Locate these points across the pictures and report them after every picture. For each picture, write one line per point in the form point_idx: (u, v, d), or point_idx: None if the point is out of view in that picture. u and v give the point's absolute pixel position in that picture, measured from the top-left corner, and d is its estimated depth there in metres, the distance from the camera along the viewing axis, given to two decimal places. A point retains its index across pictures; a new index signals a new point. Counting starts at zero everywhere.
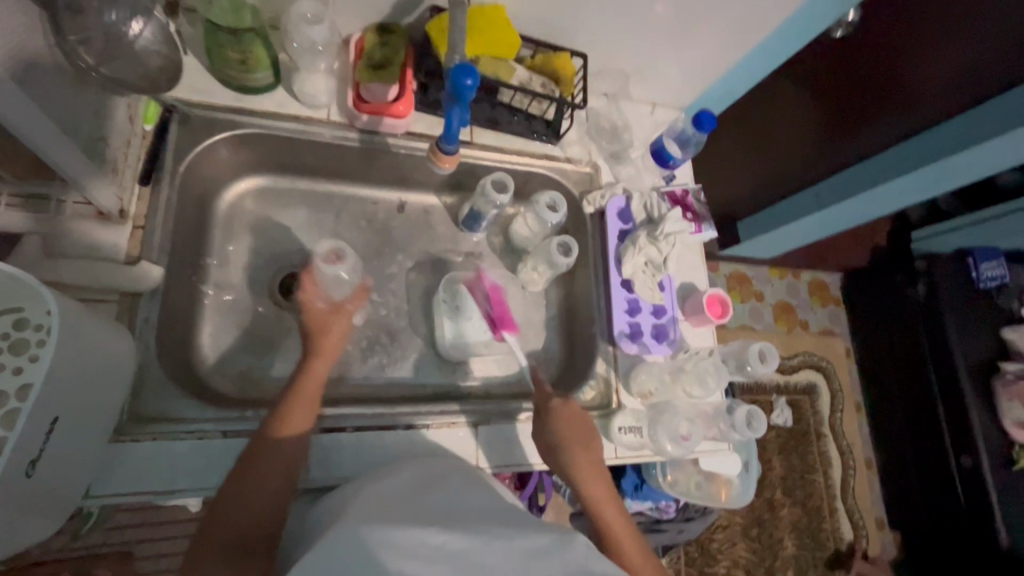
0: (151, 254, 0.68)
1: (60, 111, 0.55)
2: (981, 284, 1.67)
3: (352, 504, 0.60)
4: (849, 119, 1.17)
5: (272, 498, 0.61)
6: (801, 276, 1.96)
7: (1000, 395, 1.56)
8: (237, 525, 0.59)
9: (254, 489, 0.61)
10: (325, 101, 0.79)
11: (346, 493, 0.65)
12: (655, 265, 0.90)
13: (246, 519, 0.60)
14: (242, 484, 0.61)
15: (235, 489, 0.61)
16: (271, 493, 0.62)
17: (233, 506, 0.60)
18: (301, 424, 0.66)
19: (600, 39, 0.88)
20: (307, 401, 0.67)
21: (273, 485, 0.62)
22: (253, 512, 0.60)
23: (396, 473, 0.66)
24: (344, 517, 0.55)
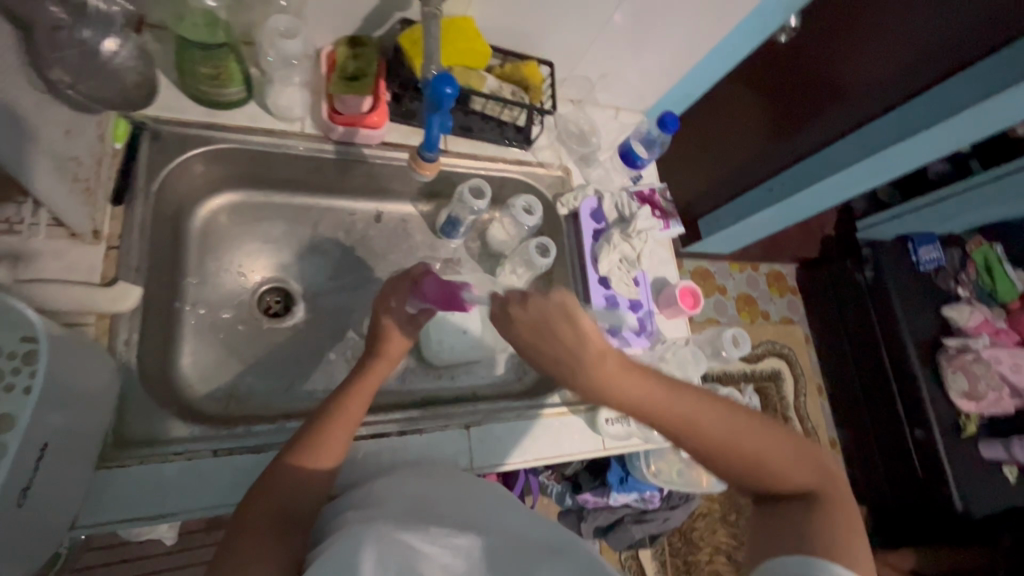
0: (129, 274, 0.67)
1: (35, 132, 0.54)
2: (921, 266, 1.81)
3: (355, 513, 0.60)
4: (799, 114, 1.24)
5: (302, 505, 0.61)
6: (759, 269, 2.05)
7: (946, 368, 1.71)
8: (277, 506, 0.58)
9: (296, 478, 0.61)
10: (299, 114, 0.79)
11: (350, 500, 0.65)
12: (629, 262, 0.93)
13: (286, 502, 0.59)
14: (288, 470, 0.61)
15: (281, 474, 0.61)
16: (307, 487, 0.62)
17: (273, 488, 0.60)
18: (352, 425, 0.66)
19: (565, 49, 0.92)
20: (362, 405, 0.67)
21: (312, 480, 0.62)
22: (291, 504, 0.60)
23: (413, 475, 0.68)
24: (349, 526, 0.56)
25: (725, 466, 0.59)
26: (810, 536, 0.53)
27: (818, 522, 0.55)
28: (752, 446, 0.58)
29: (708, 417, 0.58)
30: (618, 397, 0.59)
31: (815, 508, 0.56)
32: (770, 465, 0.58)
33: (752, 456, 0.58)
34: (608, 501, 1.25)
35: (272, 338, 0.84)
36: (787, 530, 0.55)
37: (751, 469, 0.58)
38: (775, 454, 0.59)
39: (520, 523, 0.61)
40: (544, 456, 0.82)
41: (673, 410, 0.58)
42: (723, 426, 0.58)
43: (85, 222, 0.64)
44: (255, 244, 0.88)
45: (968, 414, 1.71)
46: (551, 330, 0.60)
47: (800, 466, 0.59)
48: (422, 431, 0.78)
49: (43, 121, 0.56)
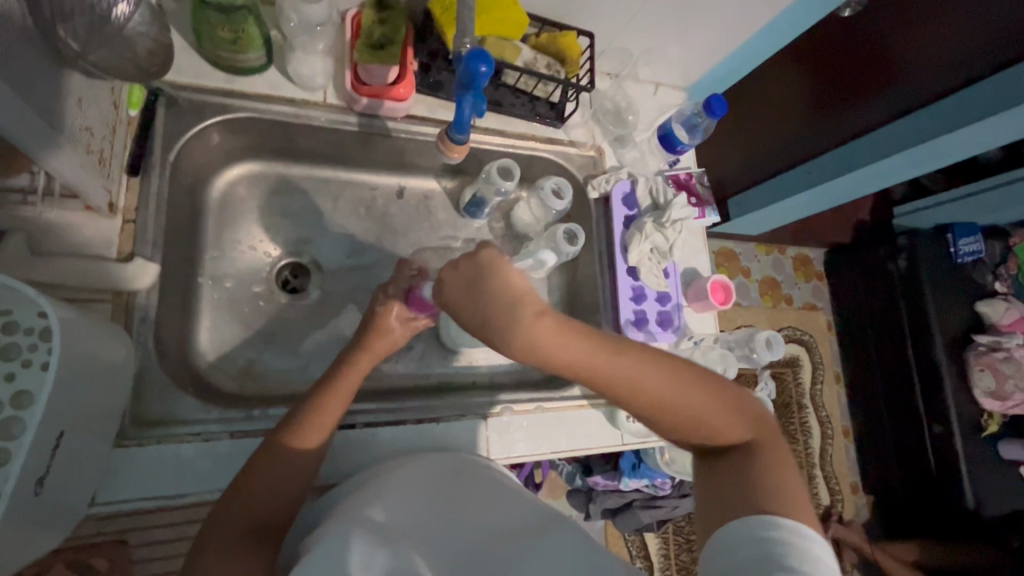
0: (145, 249, 0.65)
1: (42, 99, 0.51)
2: (959, 258, 1.73)
3: (353, 502, 0.58)
4: (832, 107, 1.17)
5: (280, 499, 0.58)
6: (786, 252, 1.98)
7: (973, 365, 1.65)
8: (255, 510, 0.56)
9: (276, 479, 0.58)
10: (321, 83, 0.75)
11: (353, 487, 0.64)
12: (660, 253, 0.89)
13: (264, 507, 0.57)
14: (268, 465, 0.59)
15: (261, 471, 0.58)
16: (288, 486, 0.59)
17: (251, 489, 0.57)
18: (329, 424, 0.63)
19: (607, 19, 0.85)
20: (340, 403, 0.64)
21: (294, 478, 0.60)
22: (269, 498, 0.57)
23: (402, 466, 0.65)
24: (346, 515, 0.55)
25: (659, 421, 0.55)
26: (760, 493, 0.51)
27: (766, 479, 0.52)
28: (687, 404, 0.53)
29: (645, 376, 0.52)
30: (542, 360, 0.51)
31: (754, 465, 0.53)
32: (708, 423, 0.54)
33: (690, 413, 0.54)
34: (619, 485, 1.24)
35: (290, 315, 0.83)
36: (742, 491, 0.52)
37: (692, 428, 0.54)
38: (714, 409, 0.54)
39: (514, 522, 0.60)
40: (560, 449, 0.81)
41: (613, 370, 0.52)
42: (663, 382, 0.53)
43: (101, 195, 0.62)
44: (273, 217, 0.85)
45: (991, 413, 1.67)
46: (473, 288, 0.53)
47: (739, 422, 0.55)
48: (436, 418, 0.76)
49: (55, 89, 0.52)
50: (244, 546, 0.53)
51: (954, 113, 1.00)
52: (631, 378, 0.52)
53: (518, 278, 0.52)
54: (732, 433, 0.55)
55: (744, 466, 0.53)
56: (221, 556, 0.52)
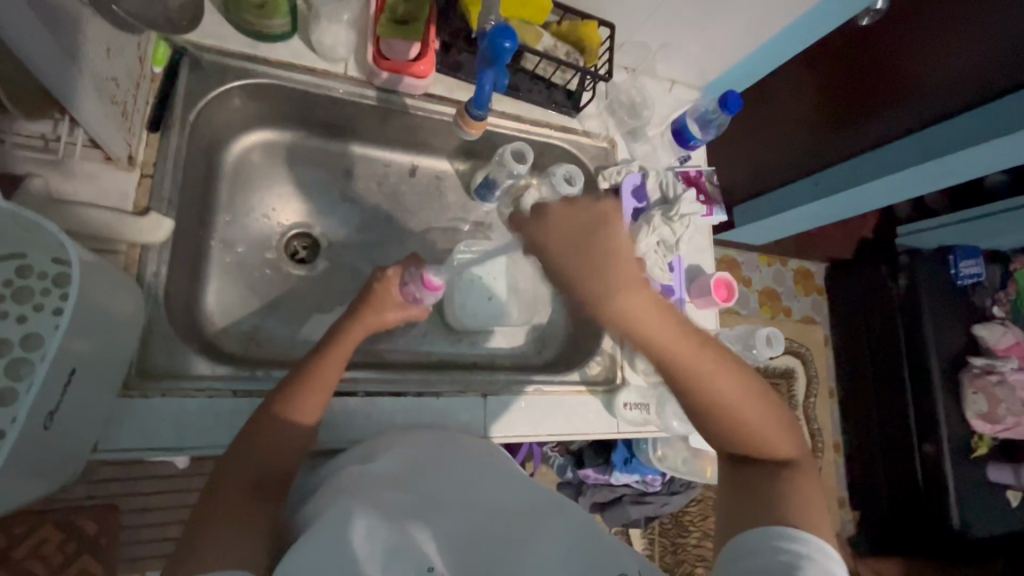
0: (161, 205, 0.65)
1: (73, 44, 0.51)
2: (958, 280, 1.74)
3: (349, 477, 0.58)
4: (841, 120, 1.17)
5: (277, 464, 0.59)
6: (787, 264, 1.98)
7: (966, 387, 1.67)
8: (254, 475, 0.57)
9: (274, 441, 0.59)
10: (343, 55, 0.76)
11: (353, 457, 0.65)
12: (667, 246, 0.89)
13: (267, 466, 0.58)
14: (262, 432, 0.59)
15: (256, 438, 0.59)
16: (282, 451, 0.60)
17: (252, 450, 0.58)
18: (326, 390, 0.64)
19: (629, 11, 0.86)
20: (337, 366, 0.65)
21: (293, 441, 0.61)
22: (266, 463, 0.58)
23: (404, 438, 0.66)
24: (351, 490, 0.55)
25: (713, 423, 0.60)
26: (785, 504, 0.55)
27: (787, 490, 0.57)
28: (745, 406, 0.60)
29: (715, 368, 0.58)
30: (685, 367, 0.57)
31: (790, 481, 0.57)
32: (753, 429, 0.59)
33: (743, 415, 0.59)
34: (609, 479, 1.25)
35: (297, 284, 0.84)
36: (770, 496, 0.56)
37: (740, 430, 0.59)
38: (767, 423, 0.60)
39: (509, 503, 0.59)
40: (557, 434, 0.82)
41: (682, 357, 0.57)
42: (729, 383, 0.59)
43: (121, 147, 0.62)
44: (286, 186, 0.86)
45: (981, 435, 1.68)
46: (582, 235, 0.59)
47: (780, 435, 0.60)
48: (435, 394, 0.77)
49: (86, 37, 0.53)
50: (244, 508, 0.54)
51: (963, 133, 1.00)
52: (698, 369, 0.58)
53: (628, 241, 0.59)
54: (779, 449, 0.60)
55: (772, 475, 0.58)
56: (220, 517, 0.53)
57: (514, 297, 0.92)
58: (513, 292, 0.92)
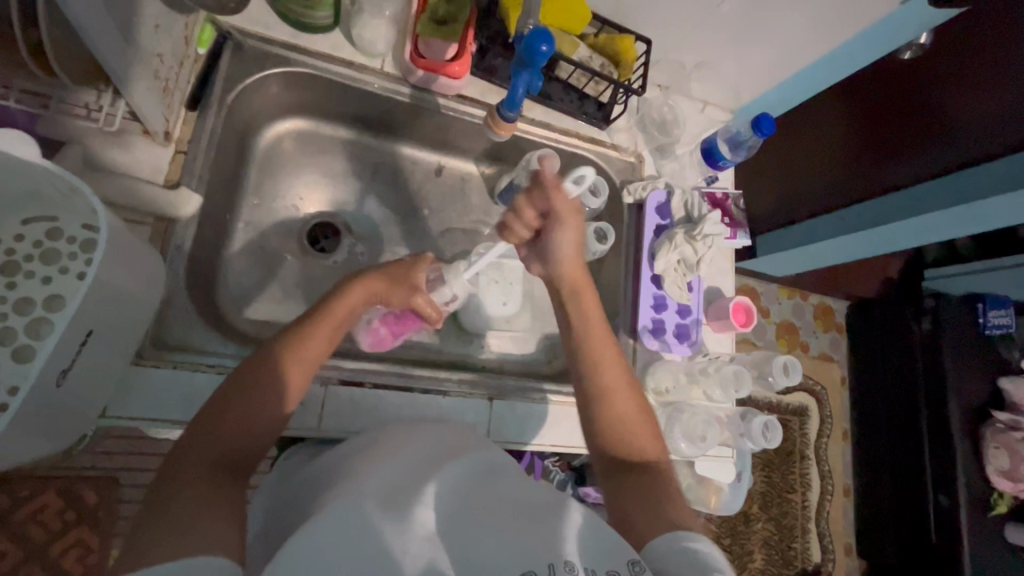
0: (191, 181, 0.66)
1: (127, 18, 0.53)
2: (986, 330, 1.68)
3: (359, 471, 0.57)
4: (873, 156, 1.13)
5: (257, 432, 0.55)
6: (809, 299, 1.94)
7: (988, 442, 1.59)
8: (226, 447, 0.53)
9: (243, 414, 0.55)
10: (381, 51, 0.77)
11: (348, 451, 0.63)
12: (687, 265, 0.88)
13: (239, 442, 0.54)
14: (242, 398, 0.55)
15: (239, 406, 0.55)
16: (262, 423, 0.56)
17: (225, 426, 0.53)
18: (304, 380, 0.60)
19: (667, 27, 0.86)
20: (324, 342, 0.63)
21: (265, 418, 0.56)
22: (244, 432, 0.54)
23: (412, 433, 0.63)
24: (353, 485, 0.53)
25: (593, 414, 0.67)
26: (654, 497, 0.59)
27: (647, 484, 0.60)
28: (624, 411, 0.66)
29: (611, 367, 0.68)
30: (592, 337, 0.70)
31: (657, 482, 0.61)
32: (629, 430, 0.65)
33: (621, 415, 0.66)
34: None
35: (314, 273, 0.84)
36: (641, 489, 0.60)
37: (618, 439, 0.65)
38: (636, 421, 0.66)
39: (521, 498, 0.55)
40: (561, 443, 0.81)
41: (592, 343, 0.70)
42: (618, 380, 0.68)
43: (160, 121, 0.64)
44: (314, 175, 0.87)
45: (1000, 493, 1.61)
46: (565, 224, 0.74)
47: (650, 444, 0.65)
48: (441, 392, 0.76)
49: (136, 10, 0.55)
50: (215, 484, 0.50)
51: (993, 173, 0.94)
52: (601, 355, 0.69)
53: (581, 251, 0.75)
54: (649, 452, 0.65)
55: (644, 472, 0.62)
56: (191, 492, 0.48)
57: (528, 303, 0.94)
58: (529, 299, 0.95)
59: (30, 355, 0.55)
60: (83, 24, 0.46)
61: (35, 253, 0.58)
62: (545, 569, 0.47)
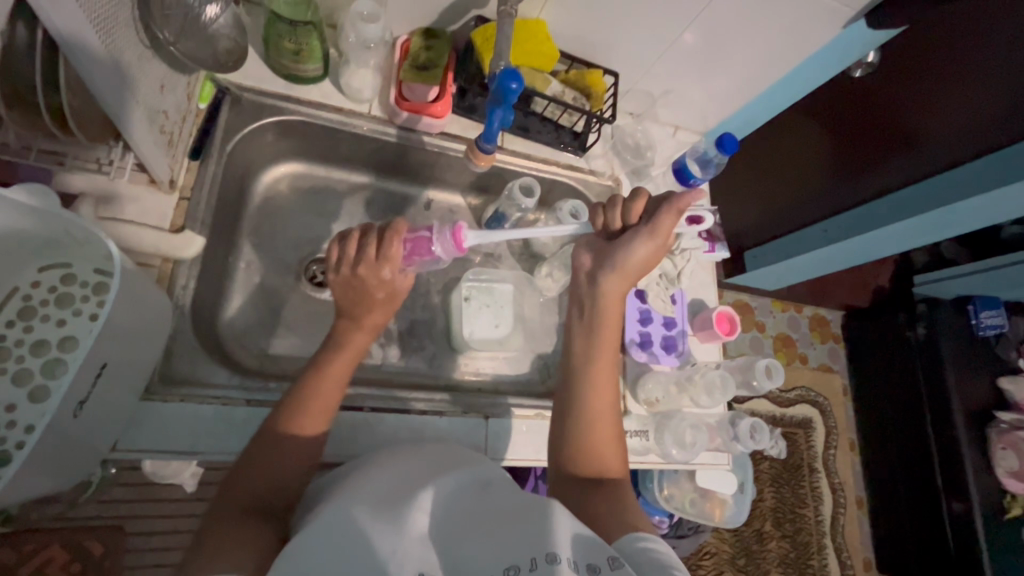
0: (194, 224, 0.71)
1: (136, 80, 0.58)
2: (980, 331, 1.70)
3: (353, 484, 0.58)
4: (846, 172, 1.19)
5: (284, 472, 0.60)
6: (803, 311, 1.97)
7: (996, 443, 1.60)
8: (259, 488, 0.58)
9: (272, 454, 0.60)
10: (368, 97, 0.83)
11: (344, 472, 0.65)
12: (669, 279, 0.93)
13: (273, 481, 0.59)
14: (266, 445, 0.61)
15: (265, 449, 0.60)
16: (287, 464, 0.61)
17: (258, 463, 0.59)
18: (325, 410, 0.65)
19: (632, 60, 0.92)
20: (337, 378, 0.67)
21: (290, 458, 0.61)
22: (269, 474, 0.59)
23: (402, 450, 0.64)
24: (343, 499, 0.54)
25: (574, 424, 0.69)
26: (618, 512, 0.59)
27: (607, 501, 0.61)
28: (604, 428, 0.69)
29: (606, 383, 0.72)
30: (603, 346, 0.75)
31: (617, 494, 0.63)
32: (600, 448, 0.67)
33: (600, 434, 0.68)
34: None
35: (313, 306, 0.88)
36: (598, 504, 0.61)
37: (596, 456, 0.67)
38: (608, 441, 0.68)
39: (511, 500, 0.54)
40: None
41: (596, 358, 0.74)
42: (611, 396, 0.72)
43: (165, 172, 0.69)
44: (310, 214, 0.92)
45: (1013, 495, 1.59)
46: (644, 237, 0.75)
47: (614, 462, 0.67)
48: (440, 413, 0.79)
49: (145, 73, 0.60)
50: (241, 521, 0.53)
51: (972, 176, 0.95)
52: (596, 371, 0.73)
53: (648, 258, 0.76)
54: (612, 472, 0.66)
55: (605, 488, 0.63)
56: (234, 528, 0.52)
57: (519, 325, 0.97)
58: (519, 321, 0.97)
59: (45, 394, 0.59)
60: (98, 87, 0.51)
61: (50, 298, 0.62)
62: (527, 563, 0.45)
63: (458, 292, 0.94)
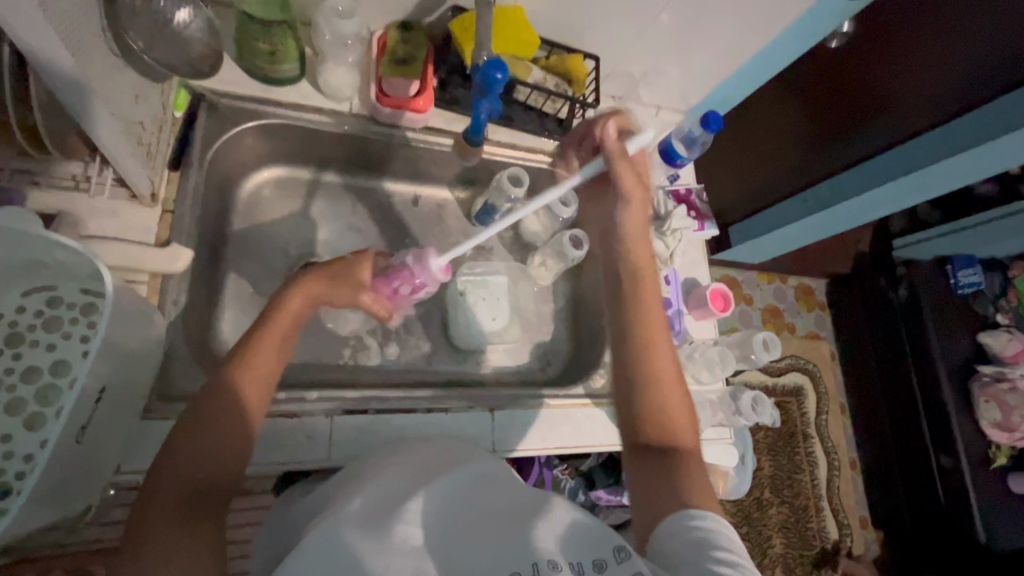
0: (181, 237, 0.69)
1: (108, 93, 0.56)
2: (959, 290, 1.74)
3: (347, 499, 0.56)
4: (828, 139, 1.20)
5: (226, 463, 0.54)
6: (787, 282, 1.98)
7: (977, 396, 1.64)
8: (193, 479, 0.52)
9: (217, 444, 0.54)
10: (348, 94, 0.81)
11: (347, 475, 0.64)
12: (662, 260, 0.94)
13: (210, 475, 0.53)
14: (213, 430, 0.54)
15: (201, 434, 0.53)
16: (223, 460, 0.54)
17: (188, 449, 0.52)
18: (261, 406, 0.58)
19: (613, 42, 0.92)
20: (277, 355, 0.60)
21: (228, 448, 0.54)
22: (207, 459, 0.53)
23: (400, 453, 0.64)
24: (331, 513, 0.53)
25: (635, 398, 0.67)
26: (695, 488, 0.60)
27: (679, 470, 0.62)
28: (670, 399, 0.66)
29: (661, 355, 0.68)
30: (648, 323, 0.70)
31: (688, 464, 0.62)
32: (668, 418, 0.65)
33: (666, 406, 0.66)
34: (622, 499, 1.24)
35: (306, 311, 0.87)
36: (673, 480, 0.61)
37: (666, 426, 0.65)
38: (678, 411, 0.66)
39: (507, 502, 0.57)
40: (565, 444, 0.83)
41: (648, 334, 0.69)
42: (672, 364, 0.68)
43: (146, 185, 0.67)
44: (296, 218, 0.90)
45: (998, 444, 1.64)
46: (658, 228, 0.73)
47: (689, 428, 0.66)
48: (445, 408, 0.79)
49: (118, 84, 0.58)
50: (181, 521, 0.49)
51: (958, 135, 0.99)
52: (649, 342, 0.69)
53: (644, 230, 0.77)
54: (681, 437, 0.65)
55: (677, 459, 0.63)
56: (162, 529, 0.48)
57: (516, 316, 0.96)
58: (516, 312, 0.96)
59: (42, 421, 0.57)
60: (70, 101, 0.49)
61: (37, 323, 0.60)
62: (530, 569, 0.49)
63: (453, 287, 0.94)
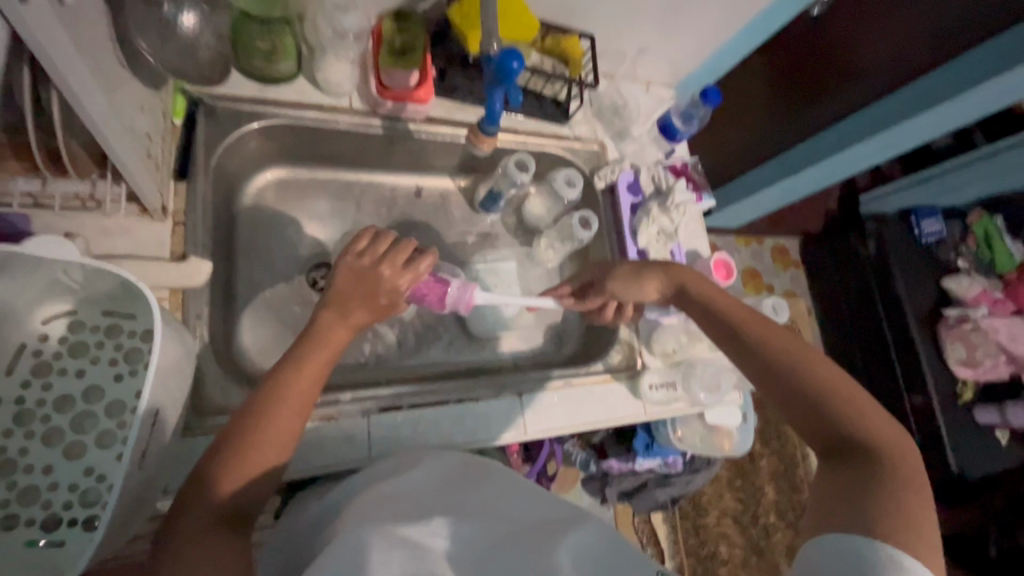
0: (196, 249, 0.67)
1: (117, 107, 0.53)
2: (923, 240, 1.84)
3: (361, 501, 0.55)
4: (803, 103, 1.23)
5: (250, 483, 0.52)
6: (764, 243, 2.06)
7: (945, 338, 1.75)
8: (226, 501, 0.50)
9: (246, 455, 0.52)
10: (347, 89, 0.80)
11: (371, 475, 0.63)
12: (667, 235, 0.95)
13: (238, 499, 0.51)
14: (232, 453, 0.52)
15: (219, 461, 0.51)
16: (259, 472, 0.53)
17: (220, 470, 0.51)
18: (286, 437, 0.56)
19: (606, 21, 0.92)
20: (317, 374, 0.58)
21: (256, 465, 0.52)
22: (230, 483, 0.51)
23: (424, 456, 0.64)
24: (358, 519, 0.51)
25: (783, 395, 0.62)
26: (894, 508, 0.48)
27: (891, 483, 0.50)
28: (818, 390, 0.59)
29: (789, 346, 0.63)
30: (754, 323, 0.67)
31: (905, 475, 0.51)
32: (841, 412, 0.58)
33: (824, 400, 0.59)
34: (633, 467, 1.29)
35: None
36: (857, 487, 0.51)
37: (826, 423, 0.58)
38: (844, 402, 0.58)
39: (533, 513, 0.56)
40: (590, 421, 0.85)
41: (760, 333, 0.65)
42: (807, 356, 0.62)
43: (156, 199, 0.65)
44: (301, 219, 0.88)
45: (965, 381, 1.75)
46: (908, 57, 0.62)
47: (881, 428, 0.56)
48: (472, 398, 0.80)
49: (124, 95, 0.56)
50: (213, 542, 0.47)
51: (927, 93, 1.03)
52: (763, 339, 0.65)
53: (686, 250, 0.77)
54: (885, 440, 0.55)
55: (867, 463, 0.53)
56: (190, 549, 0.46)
57: (529, 300, 0.98)
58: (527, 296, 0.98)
59: (82, 449, 0.56)
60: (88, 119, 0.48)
61: (62, 350, 0.58)
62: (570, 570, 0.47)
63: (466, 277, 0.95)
